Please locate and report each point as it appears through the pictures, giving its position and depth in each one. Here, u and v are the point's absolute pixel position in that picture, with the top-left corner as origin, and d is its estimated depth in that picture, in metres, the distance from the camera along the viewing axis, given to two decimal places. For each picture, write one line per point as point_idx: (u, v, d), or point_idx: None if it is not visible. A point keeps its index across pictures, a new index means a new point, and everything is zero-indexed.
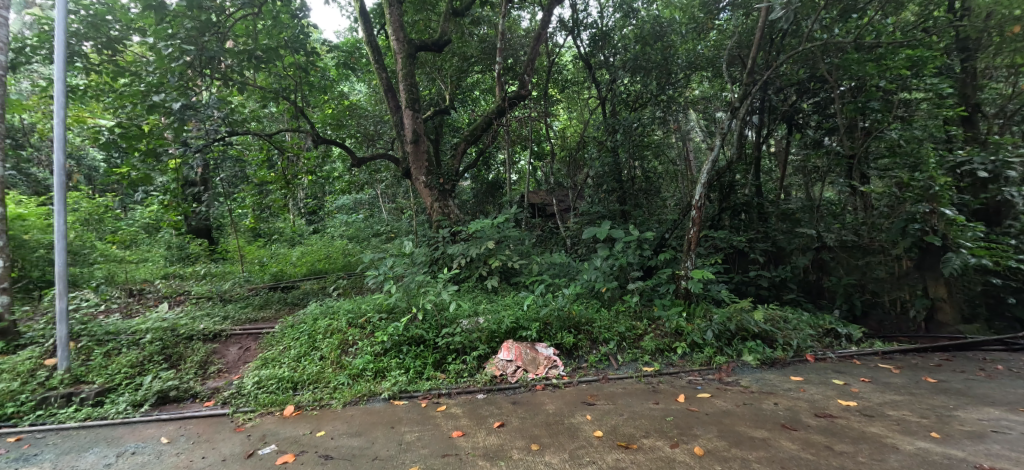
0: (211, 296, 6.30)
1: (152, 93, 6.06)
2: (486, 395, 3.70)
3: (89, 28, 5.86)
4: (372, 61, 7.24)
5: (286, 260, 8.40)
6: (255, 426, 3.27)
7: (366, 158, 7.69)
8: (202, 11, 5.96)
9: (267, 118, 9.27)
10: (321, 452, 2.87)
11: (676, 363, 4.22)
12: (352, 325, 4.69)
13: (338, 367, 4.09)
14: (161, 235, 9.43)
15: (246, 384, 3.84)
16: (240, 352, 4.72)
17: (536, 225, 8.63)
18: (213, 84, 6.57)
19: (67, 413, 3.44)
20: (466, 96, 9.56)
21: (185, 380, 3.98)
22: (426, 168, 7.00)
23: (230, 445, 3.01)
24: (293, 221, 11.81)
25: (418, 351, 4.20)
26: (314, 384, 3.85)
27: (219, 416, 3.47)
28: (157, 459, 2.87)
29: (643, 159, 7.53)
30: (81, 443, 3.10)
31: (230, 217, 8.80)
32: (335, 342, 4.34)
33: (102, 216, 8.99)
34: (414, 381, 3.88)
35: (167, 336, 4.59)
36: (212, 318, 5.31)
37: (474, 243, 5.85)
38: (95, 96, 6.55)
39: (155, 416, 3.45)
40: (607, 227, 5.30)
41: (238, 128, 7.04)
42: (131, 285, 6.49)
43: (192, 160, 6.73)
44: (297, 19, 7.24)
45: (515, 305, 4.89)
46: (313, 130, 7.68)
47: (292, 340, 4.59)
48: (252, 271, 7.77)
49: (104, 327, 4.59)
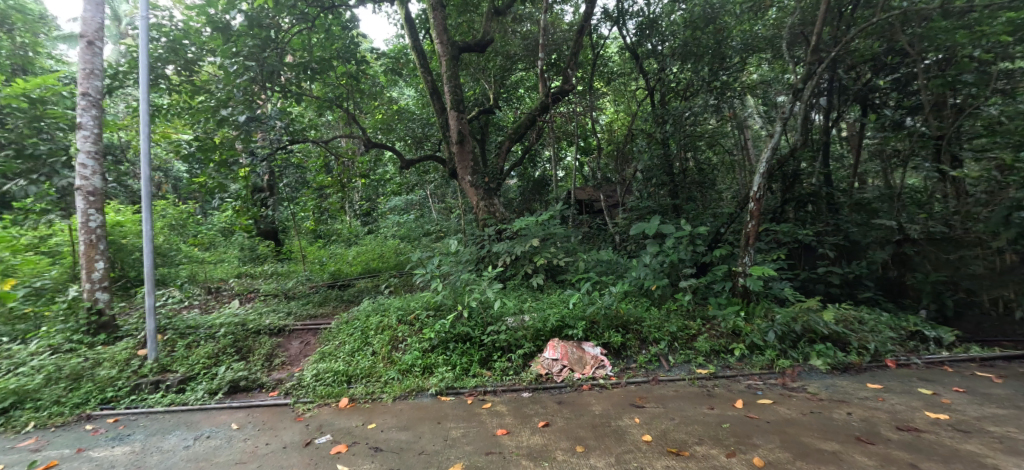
0: (277, 294, 6.78)
1: (221, 107, 6.61)
2: (531, 394, 3.67)
3: (170, 52, 6.48)
4: (418, 65, 7.39)
5: (343, 259, 8.81)
6: (313, 417, 3.47)
7: (415, 160, 7.82)
8: (262, 29, 6.57)
9: (324, 127, 9.73)
10: (371, 444, 2.98)
11: (733, 366, 3.97)
12: (402, 321, 4.83)
13: (388, 362, 4.23)
14: (235, 237, 10.22)
15: (305, 376, 4.07)
16: (301, 347, 5.00)
17: (584, 221, 8.43)
18: (275, 96, 7.03)
19: (155, 398, 3.82)
20: (511, 95, 9.65)
21: (253, 371, 4.28)
22: (471, 167, 7.06)
23: (291, 434, 3.20)
24: (350, 223, 12.34)
25: (464, 348, 4.26)
26: (366, 378, 4.01)
27: (281, 405, 3.71)
28: (228, 444, 3.10)
29: (696, 150, 7.17)
30: (165, 426, 3.42)
31: (293, 220, 9.40)
32: (386, 338, 4.49)
33: (186, 221, 9.89)
34: (460, 378, 3.93)
35: (238, 331, 4.96)
36: (276, 314, 5.68)
37: (518, 241, 5.72)
38: (176, 113, 7.19)
39: (226, 404, 3.75)
40: (656, 223, 5.02)
41: (297, 136, 7.48)
42: (209, 284, 7.14)
43: (259, 168, 7.25)
44: (348, 30, 7.72)
45: (561, 303, 4.80)
46: (365, 135, 7.99)
47: (347, 335, 4.80)
48: (313, 270, 8.25)
49: (185, 322, 5.04)
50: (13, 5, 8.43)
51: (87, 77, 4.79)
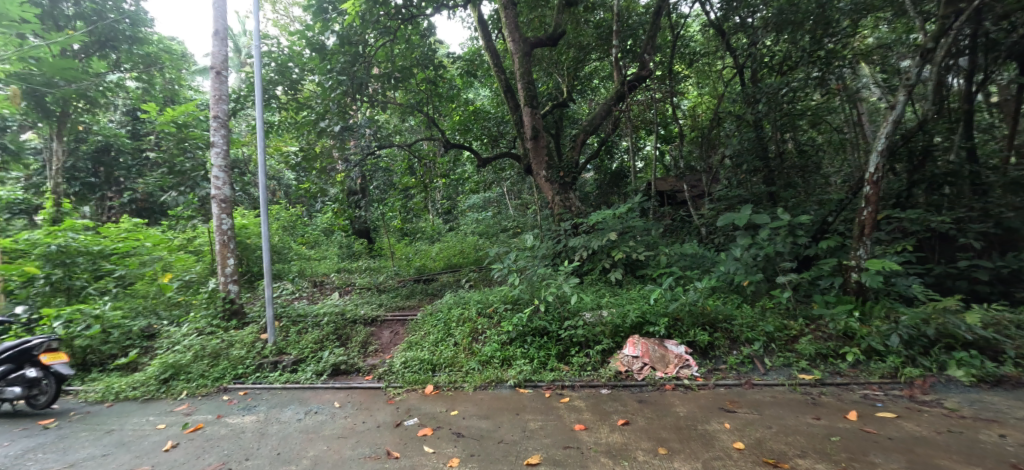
0: (370, 287, 7.38)
1: (320, 120, 7.33)
2: (610, 390, 3.58)
3: (278, 75, 7.32)
4: (492, 65, 7.52)
5: (427, 255, 9.31)
6: (402, 401, 3.73)
7: (491, 158, 8.02)
8: (352, 46, 7.17)
9: (407, 131, 10.32)
10: (453, 429, 3.13)
11: (845, 373, 3.52)
12: (481, 314, 4.98)
13: (469, 353, 4.40)
14: (335, 236, 11.30)
15: (395, 363, 4.39)
16: (391, 336, 5.38)
17: (666, 214, 8.03)
18: (364, 107, 7.62)
19: (274, 376, 4.37)
20: (585, 86, 9.45)
21: (351, 356, 4.70)
22: (546, 162, 7.05)
23: (384, 415, 3.47)
24: (433, 221, 13.01)
25: (542, 342, 4.29)
26: (449, 367, 4.21)
27: (375, 389, 4.05)
28: (332, 420, 3.44)
29: (796, 130, 6.45)
30: (283, 400, 3.90)
31: (383, 219, 10.14)
32: (467, 330, 4.66)
33: (295, 223, 11.14)
34: (538, 371, 3.97)
35: (338, 320, 5.48)
36: (370, 305, 6.18)
37: (595, 234, 5.53)
38: (285, 128, 8.11)
39: (330, 385, 4.17)
40: (748, 213, 4.60)
41: (384, 142, 8.04)
42: (315, 278, 8.01)
43: (352, 173, 7.91)
44: (425, 38, 8.02)
45: (641, 299, 4.62)
46: (444, 137, 8.35)
47: (431, 326, 5.06)
48: (401, 265, 8.84)
49: (296, 310, 5.69)
50: (162, 46, 10.09)
51: (217, 102, 5.58)
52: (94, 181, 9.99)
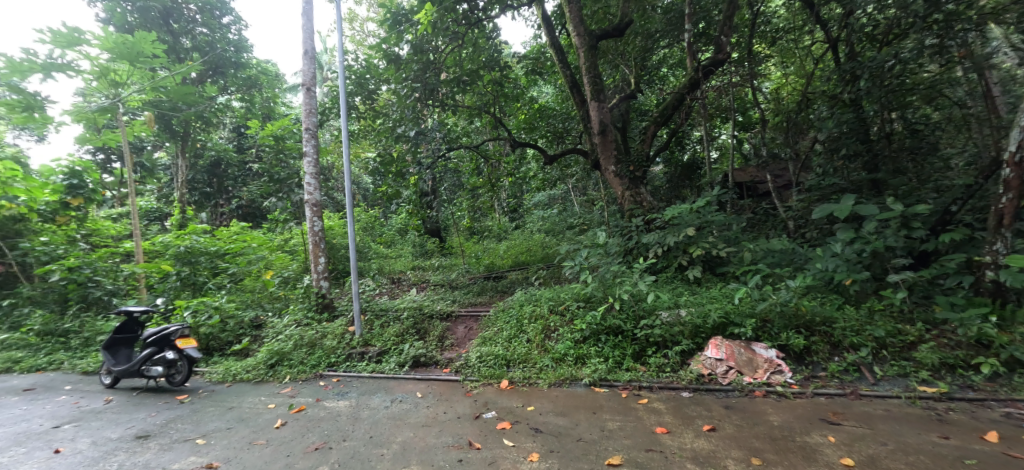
0: (444, 284, 7.70)
1: (398, 126, 7.75)
2: (692, 394, 3.43)
3: (357, 86, 7.86)
4: (557, 61, 7.48)
5: (496, 253, 9.49)
6: (479, 394, 3.85)
7: (558, 155, 7.97)
8: (423, 53, 7.52)
9: (474, 133, 10.59)
10: (531, 425, 3.17)
11: (978, 387, 3.08)
12: (553, 311, 5.00)
13: (542, 350, 4.43)
14: (408, 236, 11.89)
15: (471, 357, 4.54)
16: (466, 331, 5.56)
17: (747, 207, 7.51)
18: (435, 111, 7.94)
19: (362, 366, 4.71)
20: (653, 75, 9.08)
21: (430, 349, 4.94)
22: (615, 157, 6.88)
23: (464, 407, 3.60)
24: (499, 220, 13.24)
25: (616, 341, 4.21)
26: (523, 363, 4.27)
27: (453, 381, 4.22)
28: (416, 409, 3.64)
29: (905, 109, 5.72)
30: (371, 388, 4.19)
31: (453, 219, 10.50)
32: (539, 327, 4.70)
33: (373, 223, 11.88)
34: (614, 371, 3.90)
35: (417, 314, 5.77)
36: (444, 301, 6.44)
37: (670, 230, 5.32)
38: (363, 136, 8.69)
39: (412, 376, 4.41)
40: (850, 203, 4.16)
41: (454, 144, 8.32)
42: (393, 275, 8.50)
43: (425, 175, 8.26)
44: (491, 40, 8.05)
45: (723, 299, 4.37)
46: (510, 136, 8.45)
47: (504, 322, 5.15)
48: (471, 263, 9.10)
49: (379, 305, 6.07)
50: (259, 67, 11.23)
51: (308, 115, 6.12)
52: (209, 190, 11.41)
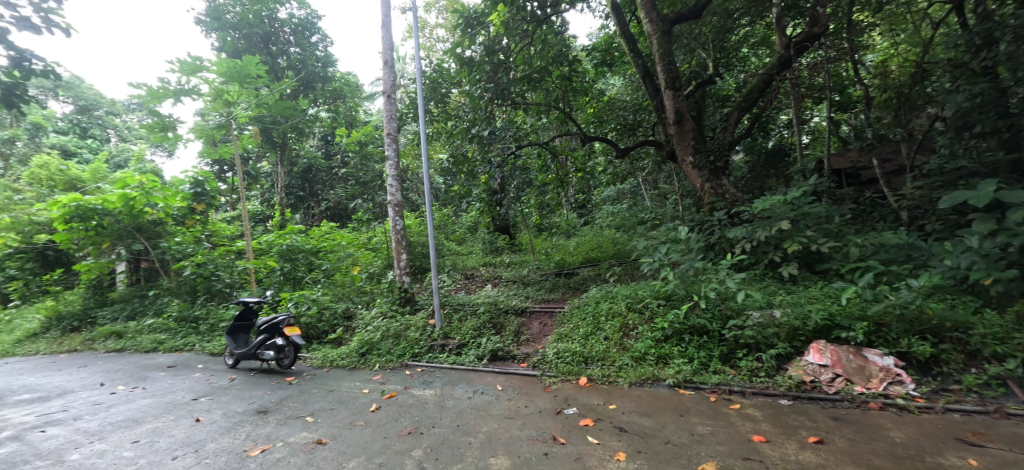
0: (516, 280, 7.81)
1: (472, 127, 7.96)
2: (793, 402, 3.17)
3: (431, 90, 8.17)
4: (627, 50, 7.20)
5: (566, 249, 9.43)
6: (558, 389, 3.86)
7: (630, 148, 7.68)
8: (495, 54, 7.63)
9: (542, 131, 10.58)
10: (615, 423, 3.12)
11: None
12: (631, 309, 4.87)
13: (621, 348, 4.34)
14: (479, 233, 12.19)
15: (548, 352, 4.56)
16: (541, 327, 5.59)
17: (848, 197, 6.78)
18: (505, 110, 8.05)
19: (443, 357, 4.93)
20: (733, 57, 8.45)
21: (506, 344, 5.03)
22: (692, 147, 6.50)
23: (544, 401, 3.63)
24: (568, 216, 13.14)
25: (701, 341, 4.02)
26: (601, 361, 4.21)
27: (531, 376, 4.27)
28: (497, 401, 3.73)
29: None
30: (452, 379, 4.36)
31: (523, 216, 10.60)
32: (617, 325, 4.60)
33: (446, 222, 12.34)
34: (700, 373, 3.72)
35: (493, 309, 5.90)
36: (518, 297, 6.52)
37: (760, 224, 4.93)
38: (437, 138, 9.03)
39: (491, 368, 4.53)
40: (992, 189, 3.60)
41: (523, 142, 8.37)
42: (466, 272, 8.79)
43: (496, 174, 8.42)
44: (559, 36, 7.97)
45: (826, 299, 3.98)
46: (580, 131, 8.30)
47: (579, 319, 5.11)
48: (541, 259, 9.14)
49: (456, 300, 6.29)
50: None
51: (389, 122, 6.50)
52: (302, 194, 12.55)
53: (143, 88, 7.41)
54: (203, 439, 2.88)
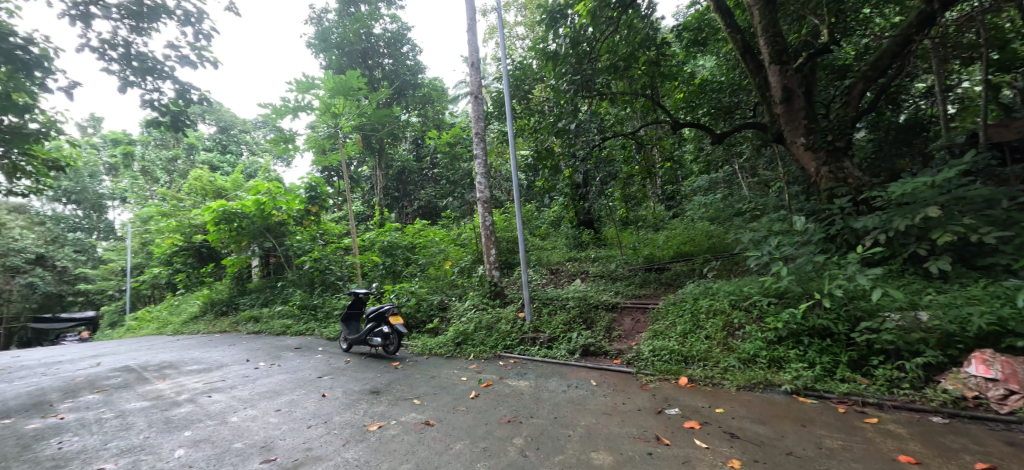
0: (604, 275, 7.66)
1: (558, 121, 7.90)
2: (949, 420, 2.71)
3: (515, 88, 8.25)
4: (721, 24, 6.25)
5: (655, 243, 9.00)
6: (657, 388, 3.69)
7: (727, 133, 6.94)
8: (580, 43, 7.41)
9: (627, 121, 10.18)
10: (725, 428, 2.90)
11: None
12: (735, 307, 4.52)
13: (725, 349, 4.04)
14: (563, 228, 12.13)
15: (643, 350, 4.39)
16: (633, 323, 5.39)
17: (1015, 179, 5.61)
18: (589, 102, 7.88)
19: (535, 350, 4.98)
20: (853, 20, 7.17)
21: (598, 339, 4.94)
22: (805, 128, 5.67)
23: (643, 400, 3.49)
24: (656, 209, 12.55)
25: (824, 345, 3.61)
26: (703, 361, 3.96)
27: (626, 373, 4.15)
28: (593, 396, 3.67)
29: None
30: (545, 372, 4.39)
31: (608, 210, 10.33)
32: (720, 324, 4.30)
33: (530, 217, 12.46)
34: (823, 380, 3.34)
35: (583, 304, 5.81)
36: (608, 292, 6.36)
37: (896, 212, 4.27)
38: (521, 134, 9.12)
39: (583, 363, 4.49)
40: None
41: (609, 134, 8.13)
42: (552, 266, 8.82)
43: (580, 167, 8.30)
44: (645, 19, 7.35)
45: (990, 301, 3.35)
46: (671, 117, 7.67)
47: (676, 316, 4.84)
48: (629, 254, 8.84)
49: (545, 294, 6.30)
50: None
51: (477, 121, 6.70)
52: (397, 194, 13.47)
53: (268, 106, 8.47)
54: (330, 412, 3.22)
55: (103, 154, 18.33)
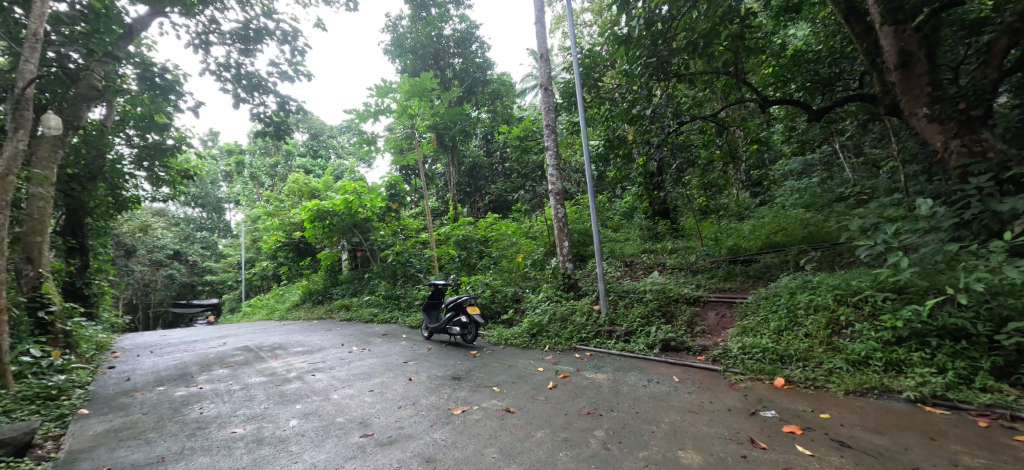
0: (683, 267, 7.28)
1: (632, 107, 7.54)
2: None
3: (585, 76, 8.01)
4: None
5: (740, 233, 8.31)
6: (749, 388, 3.44)
7: (830, 107, 6.15)
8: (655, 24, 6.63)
9: (707, 103, 9.48)
10: (832, 435, 2.62)
11: None
12: (842, 303, 4.09)
13: (829, 349, 3.65)
14: (636, 219, 11.68)
15: (731, 347, 4.10)
16: (718, 318, 5.04)
17: None
18: (664, 86, 7.43)
19: (611, 343, 4.88)
20: None
21: (680, 334, 4.71)
22: (930, 95, 4.66)
23: (733, 400, 3.27)
24: (740, 196, 11.63)
25: (957, 348, 3.14)
26: (803, 362, 3.61)
27: (712, 370, 3.91)
28: (676, 392, 3.51)
29: None
30: (623, 365, 4.28)
31: (686, 199, 9.76)
32: (822, 321, 3.89)
33: (602, 209, 12.15)
34: (957, 388, 2.90)
35: (661, 297, 5.54)
36: (689, 286, 6.01)
37: None
38: (592, 124, 8.87)
39: (665, 359, 4.31)
40: None
41: (687, 118, 7.63)
42: (626, 259, 8.57)
43: (656, 155, 7.90)
44: None
45: None
46: (760, 95, 6.85)
47: (769, 312, 4.45)
48: (710, 245, 8.30)
49: (620, 286, 6.11)
50: None
51: (547, 113, 6.62)
52: (469, 190, 13.83)
53: (353, 111, 9.10)
54: (416, 395, 3.42)
55: (220, 163, 20.97)
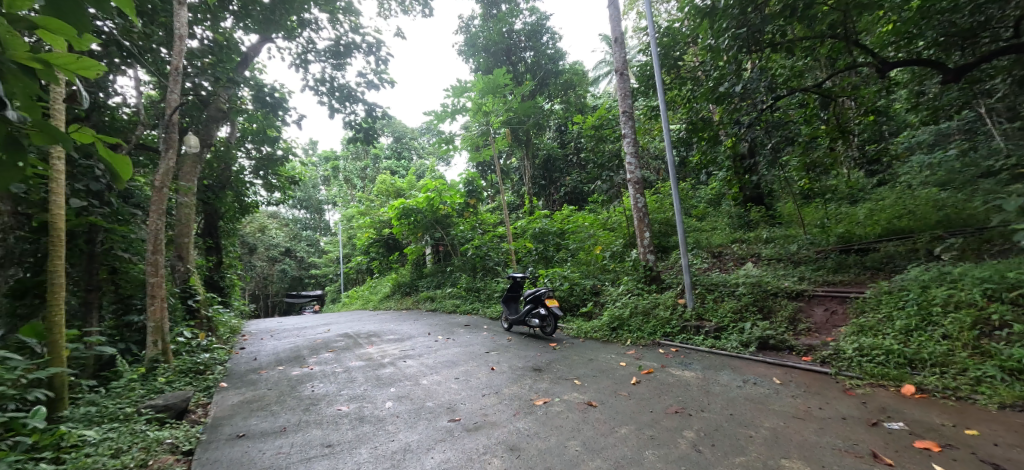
0: (781, 258, 6.62)
1: (718, 85, 6.94)
2: None
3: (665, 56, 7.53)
4: None
5: (852, 218, 7.32)
6: (868, 395, 3.02)
7: (977, 63, 5.08)
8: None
9: (809, 73, 8.44)
10: (982, 456, 2.20)
11: None
12: (993, 299, 3.42)
13: (976, 354, 3.08)
14: (725, 206, 10.82)
15: (844, 347, 3.63)
16: (827, 314, 4.49)
17: None
18: (757, 58, 6.74)
19: (700, 340, 4.59)
20: None
21: (780, 332, 4.28)
22: None
23: (848, 407, 2.89)
24: (851, 176, 10.25)
25: None
26: (939, 368, 3.09)
27: (821, 373, 3.50)
28: (778, 395, 3.19)
29: None
30: (714, 364, 3.99)
31: (784, 182, 8.83)
32: (966, 321, 3.29)
33: (686, 197, 11.43)
34: None
35: (756, 291, 5.06)
36: (789, 278, 5.43)
37: None
38: (673, 107, 8.35)
39: (763, 358, 3.94)
40: None
41: (783, 92, 6.87)
42: (713, 249, 8.00)
43: (747, 135, 7.24)
44: None
45: None
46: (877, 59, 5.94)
47: (892, 308, 3.86)
48: (814, 232, 7.43)
49: (708, 279, 5.70)
50: None
51: (624, 99, 6.35)
52: (544, 183, 13.78)
53: (432, 113, 9.51)
54: (499, 384, 3.49)
55: (320, 169, 23.14)
